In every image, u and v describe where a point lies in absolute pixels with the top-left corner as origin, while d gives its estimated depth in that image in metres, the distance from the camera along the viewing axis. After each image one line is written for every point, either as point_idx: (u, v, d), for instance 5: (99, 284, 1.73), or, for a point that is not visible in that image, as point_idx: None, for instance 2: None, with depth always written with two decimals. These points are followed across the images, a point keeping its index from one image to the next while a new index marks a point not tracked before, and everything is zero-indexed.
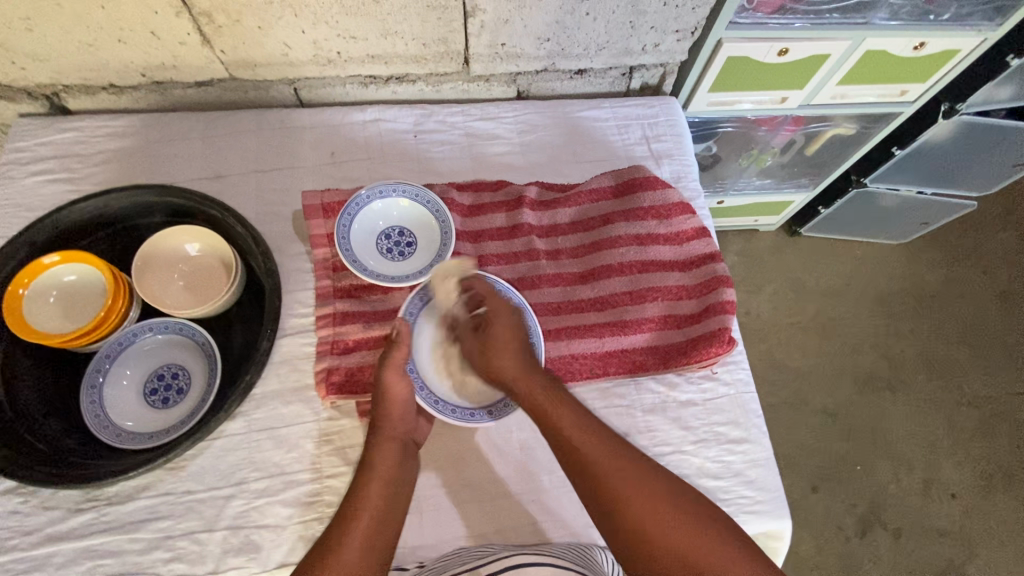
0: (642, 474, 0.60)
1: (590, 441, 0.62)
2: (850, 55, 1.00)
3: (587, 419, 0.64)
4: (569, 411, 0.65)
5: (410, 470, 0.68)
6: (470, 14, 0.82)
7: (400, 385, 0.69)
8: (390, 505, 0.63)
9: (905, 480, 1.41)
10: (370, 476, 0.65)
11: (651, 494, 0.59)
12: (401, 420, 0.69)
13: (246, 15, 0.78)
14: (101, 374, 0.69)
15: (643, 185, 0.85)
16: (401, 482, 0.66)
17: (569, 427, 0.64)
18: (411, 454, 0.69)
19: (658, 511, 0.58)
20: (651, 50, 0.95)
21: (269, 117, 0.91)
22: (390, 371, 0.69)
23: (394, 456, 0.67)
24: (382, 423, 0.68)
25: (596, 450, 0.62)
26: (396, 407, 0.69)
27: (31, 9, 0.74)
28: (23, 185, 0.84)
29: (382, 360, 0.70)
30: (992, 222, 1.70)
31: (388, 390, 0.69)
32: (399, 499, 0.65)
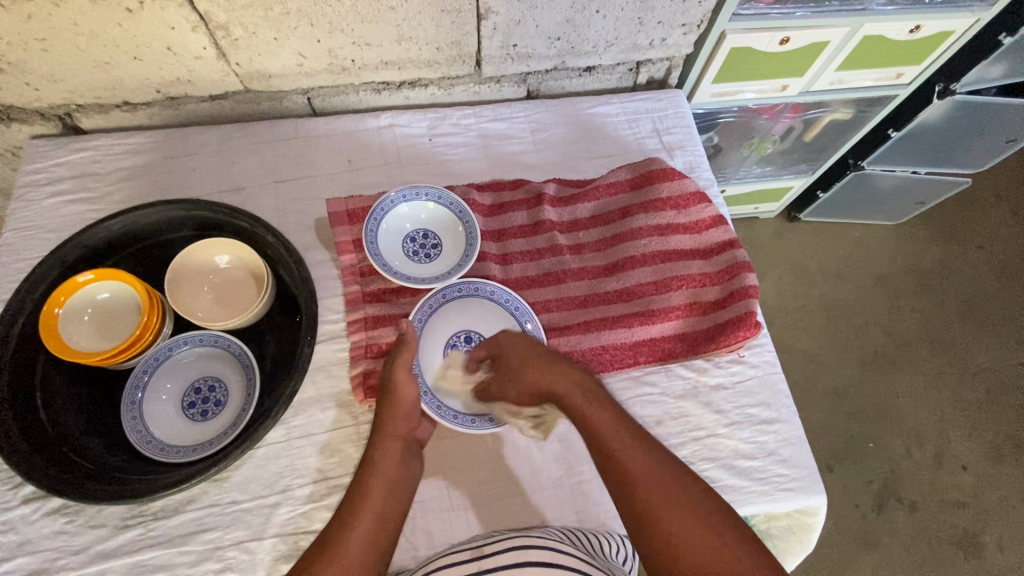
0: (675, 485, 0.58)
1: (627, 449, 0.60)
2: (848, 40, 1.02)
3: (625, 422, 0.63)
4: (610, 415, 0.64)
5: (412, 470, 0.67)
6: (484, 17, 0.83)
7: (409, 387, 0.69)
8: (390, 503, 0.62)
9: (917, 454, 1.44)
10: (373, 472, 0.64)
11: (683, 505, 0.56)
12: (406, 419, 0.68)
13: (263, 26, 0.78)
14: (140, 389, 0.70)
15: (660, 177, 0.86)
16: (404, 481, 0.65)
17: (609, 432, 0.62)
18: (413, 453, 0.68)
19: (688, 520, 0.55)
20: (657, 45, 0.96)
21: (284, 127, 0.92)
22: (400, 372, 0.69)
23: (395, 455, 0.66)
24: (387, 421, 0.68)
25: (631, 456, 0.60)
26: (402, 407, 0.68)
27: (48, 30, 0.74)
28: (41, 207, 0.84)
29: (392, 361, 0.70)
30: (984, 199, 1.74)
31: (397, 390, 0.69)
32: (400, 498, 0.64)
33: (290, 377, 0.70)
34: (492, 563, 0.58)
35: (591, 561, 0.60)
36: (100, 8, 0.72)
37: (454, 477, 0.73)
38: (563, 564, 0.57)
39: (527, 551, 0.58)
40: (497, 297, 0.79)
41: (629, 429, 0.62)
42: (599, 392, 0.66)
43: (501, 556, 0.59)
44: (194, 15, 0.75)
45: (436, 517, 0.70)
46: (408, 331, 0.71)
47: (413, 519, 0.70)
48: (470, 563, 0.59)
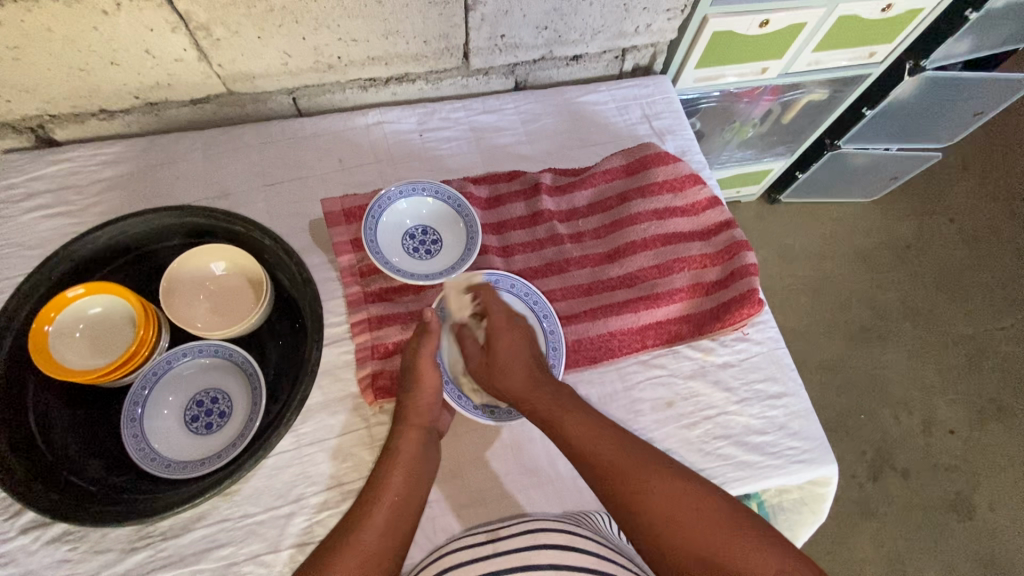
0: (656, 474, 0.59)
1: (596, 441, 0.62)
2: (825, 21, 1.04)
3: (594, 420, 0.65)
4: (580, 419, 0.65)
5: (431, 459, 0.66)
6: (471, 7, 0.82)
7: (431, 374, 0.69)
8: (410, 494, 0.62)
9: (906, 421, 1.48)
10: (394, 464, 0.64)
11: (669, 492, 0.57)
12: (428, 410, 0.68)
13: (246, 25, 0.76)
14: (139, 405, 0.66)
15: (654, 162, 0.87)
16: (423, 472, 0.65)
17: (582, 435, 0.64)
18: (434, 444, 0.68)
19: (680, 507, 0.56)
20: (643, 31, 0.97)
21: (270, 128, 0.89)
22: (423, 360, 0.69)
23: (416, 445, 0.66)
24: (408, 412, 0.67)
25: (602, 447, 0.62)
26: (424, 397, 0.68)
27: (20, 38, 0.71)
28: (19, 223, 0.80)
29: (416, 348, 0.70)
30: (953, 172, 1.81)
31: (420, 378, 0.68)
32: (418, 490, 0.63)
33: (301, 382, 0.70)
34: (507, 545, 0.57)
35: (607, 544, 0.59)
36: (74, 12, 0.70)
37: (472, 474, 0.72)
38: (580, 547, 0.56)
39: (544, 533, 0.58)
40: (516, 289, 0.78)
41: (597, 425, 0.64)
42: (564, 398, 0.67)
43: (516, 539, 0.58)
44: (174, 15, 0.73)
45: (457, 514, 0.69)
46: (429, 321, 0.70)
47: (433, 519, 0.69)
48: (483, 546, 0.59)
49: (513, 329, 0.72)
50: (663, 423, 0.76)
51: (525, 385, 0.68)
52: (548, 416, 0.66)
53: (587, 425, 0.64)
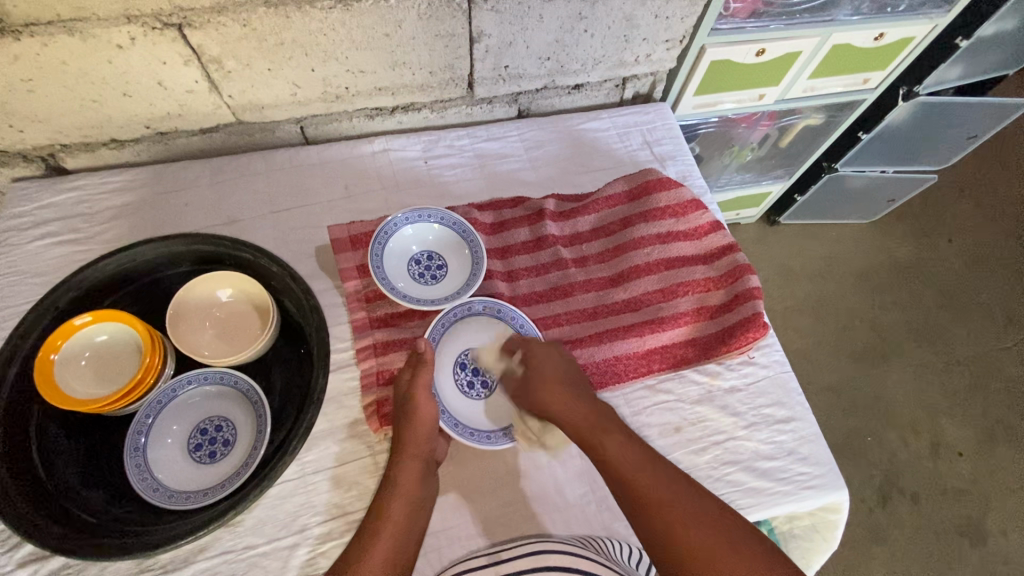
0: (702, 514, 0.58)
1: (638, 470, 0.62)
2: (818, 51, 1.07)
3: (635, 445, 0.65)
4: (623, 443, 0.65)
5: (430, 490, 0.66)
6: (475, 40, 0.84)
7: (429, 404, 0.69)
8: (412, 523, 0.63)
9: (914, 444, 1.47)
10: (395, 495, 0.64)
11: (702, 524, 0.58)
12: (425, 440, 0.67)
13: (257, 57, 0.78)
14: (143, 435, 0.66)
15: (657, 187, 0.88)
16: (422, 502, 0.65)
17: (622, 458, 0.64)
18: (432, 473, 0.68)
19: (713, 540, 0.57)
20: (643, 61, 0.99)
21: (277, 155, 0.91)
22: (420, 390, 0.69)
23: (416, 475, 0.65)
24: (406, 443, 0.66)
25: (647, 476, 0.62)
26: (422, 427, 0.67)
27: (35, 71, 0.73)
28: (27, 251, 0.81)
29: (413, 378, 0.70)
30: (949, 194, 1.83)
31: (418, 408, 0.68)
32: (417, 521, 0.63)
33: (305, 412, 0.69)
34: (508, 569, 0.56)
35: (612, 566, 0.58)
36: (88, 45, 0.72)
37: (477, 502, 0.70)
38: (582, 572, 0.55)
39: (546, 556, 0.57)
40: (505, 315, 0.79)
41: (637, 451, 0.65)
42: (608, 420, 0.68)
43: (517, 564, 0.57)
44: (187, 49, 0.75)
45: (463, 545, 0.68)
46: (424, 350, 0.71)
47: (439, 550, 0.67)
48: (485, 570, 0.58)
49: (550, 349, 0.75)
50: (670, 448, 0.75)
51: (575, 403, 0.70)
52: (585, 430, 0.67)
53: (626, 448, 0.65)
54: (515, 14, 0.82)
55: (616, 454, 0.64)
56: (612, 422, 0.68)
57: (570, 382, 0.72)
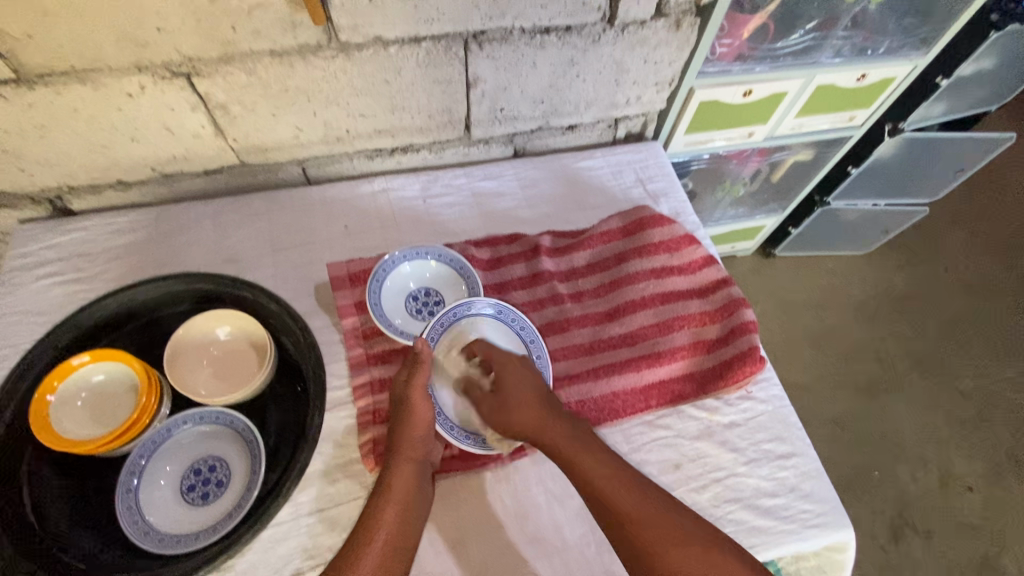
0: (679, 536, 0.59)
1: (617, 489, 0.62)
2: (804, 91, 1.11)
3: (614, 464, 0.64)
4: (602, 462, 0.64)
5: (424, 494, 0.66)
6: (472, 85, 0.88)
7: (424, 405, 0.68)
8: (406, 529, 0.63)
9: (922, 478, 1.44)
10: (388, 500, 0.64)
11: (689, 549, 0.58)
12: (421, 443, 0.68)
13: (262, 103, 0.82)
14: (135, 476, 0.65)
15: (650, 224, 0.89)
16: (417, 509, 0.65)
17: (601, 478, 0.62)
18: (427, 477, 0.68)
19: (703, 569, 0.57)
20: (634, 102, 1.02)
21: (279, 196, 0.93)
22: (415, 391, 0.68)
23: (410, 478, 0.66)
24: (403, 444, 0.67)
25: (626, 498, 0.61)
26: (417, 430, 0.67)
27: (47, 117, 0.76)
28: (30, 291, 0.82)
29: (408, 380, 0.69)
30: (941, 225, 1.85)
31: (413, 410, 0.68)
32: (412, 526, 0.64)
33: (301, 450, 0.70)
34: None
35: None
36: (101, 94, 0.75)
37: (475, 543, 0.69)
38: None
39: None
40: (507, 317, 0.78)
41: (619, 473, 0.63)
42: (590, 441, 0.66)
43: None
44: (194, 96, 0.78)
45: None
46: (423, 351, 0.69)
47: None
48: None
49: (521, 368, 0.69)
50: (671, 486, 0.74)
51: (538, 421, 0.66)
52: (564, 455, 0.64)
53: (607, 472, 0.63)
54: (509, 61, 0.86)
55: (597, 476, 0.63)
56: (591, 441, 0.66)
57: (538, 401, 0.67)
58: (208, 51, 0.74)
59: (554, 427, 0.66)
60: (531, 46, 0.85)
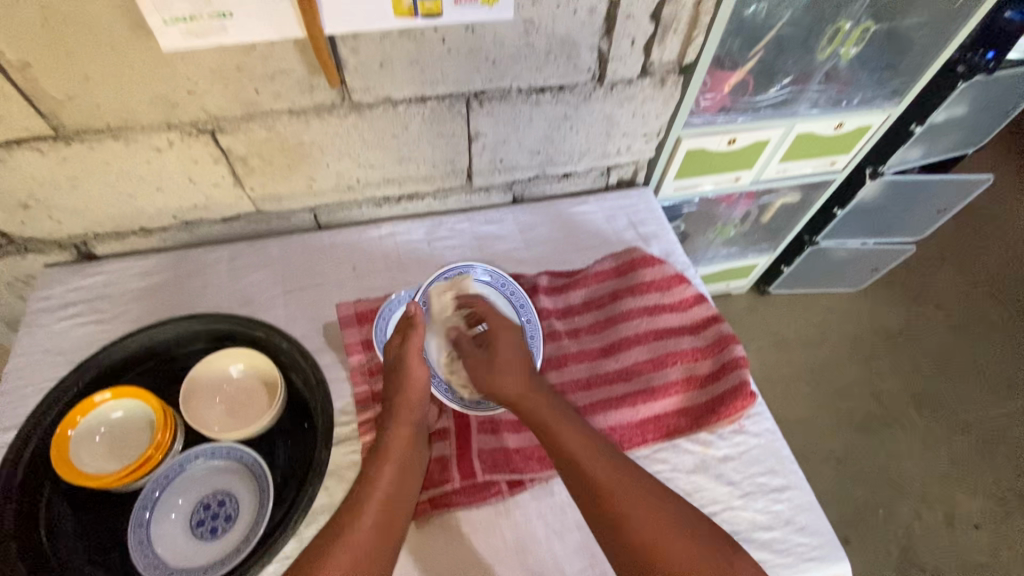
0: (648, 501, 0.65)
1: (587, 455, 0.68)
2: (786, 138, 1.18)
3: (586, 433, 0.71)
4: (574, 429, 0.70)
5: (417, 454, 0.72)
6: (473, 139, 0.95)
7: (420, 368, 0.75)
8: (401, 486, 0.69)
9: (927, 515, 1.43)
10: (384, 460, 0.69)
11: (655, 514, 0.64)
12: (417, 406, 0.74)
13: (278, 156, 0.88)
14: (147, 510, 0.67)
15: (641, 263, 0.94)
16: (412, 470, 0.71)
17: (573, 443, 0.69)
18: (422, 439, 0.74)
19: (669, 530, 0.63)
20: (625, 151, 1.09)
21: (290, 240, 0.99)
22: (413, 354, 0.76)
23: (406, 439, 0.72)
24: (400, 405, 0.73)
25: (596, 466, 0.67)
26: (414, 391, 0.74)
27: (81, 170, 0.83)
28: (52, 331, 0.86)
29: (405, 342, 0.76)
30: (931, 263, 1.90)
31: (411, 372, 0.75)
32: (409, 483, 0.70)
33: (307, 486, 0.72)
34: None
35: None
36: (132, 149, 0.82)
37: None
38: None
39: None
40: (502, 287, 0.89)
41: (595, 444, 0.69)
42: (563, 410, 0.73)
43: None
44: (217, 150, 0.85)
45: None
46: (414, 314, 0.77)
47: None
48: None
49: (513, 333, 0.81)
50: None
51: (523, 387, 0.74)
52: (538, 418, 0.72)
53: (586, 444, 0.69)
54: (507, 116, 0.93)
55: (571, 443, 0.69)
56: (566, 411, 0.73)
57: (521, 365, 0.77)
58: (232, 110, 0.81)
59: (534, 392, 0.74)
60: (528, 104, 0.92)
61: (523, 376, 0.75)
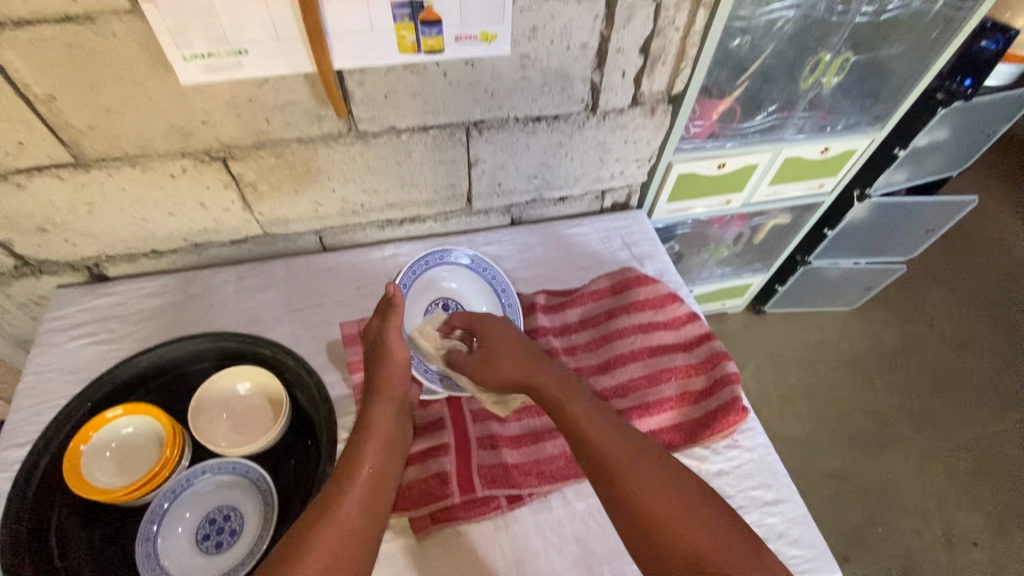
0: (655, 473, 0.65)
1: (596, 429, 0.70)
2: (774, 162, 1.23)
3: (596, 410, 0.73)
4: (586, 406, 0.73)
5: (401, 430, 0.77)
6: (473, 165, 1.00)
7: (399, 346, 0.80)
8: (386, 460, 0.72)
9: (927, 533, 1.43)
10: (369, 435, 0.73)
11: (664, 487, 0.64)
12: (398, 382, 0.79)
13: (287, 182, 0.92)
14: (155, 525, 0.69)
15: (636, 283, 0.97)
16: (396, 445, 0.75)
17: (584, 417, 0.72)
18: (404, 416, 0.79)
19: (677, 503, 0.63)
20: (618, 176, 1.14)
21: (296, 262, 1.02)
22: (391, 331, 0.80)
23: (389, 415, 0.76)
24: (384, 381, 0.78)
25: (606, 439, 0.69)
26: (395, 368, 0.79)
27: (97, 195, 0.87)
28: (64, 350, 0.89)
29: (384, 322, 0.81)
30: (922, 282, 1.94)
31: (390, 350, 0.80)
32: (393, 456, 0.73)
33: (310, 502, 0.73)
34: None
35: None
36: (147, 175, 0.86)
37: None
38: None
39: None
40: (480, 268, 0.98)
41: (603, 419, 0.71)
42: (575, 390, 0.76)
43: None
44: (229, 176, 0.89)
45: None
46: (393, 295, 0.80)
47: None
48: None
49: (501, 325, 0.86)
50: None
51: (526, 368, 0.79)
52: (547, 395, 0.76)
53: (592, 414, 0.72)
54: (505, 144, 0.98)
55: (580, 418, 0.72)
56: (578, 391, 0.76)
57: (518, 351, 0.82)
58: (244, 139, 0.85)
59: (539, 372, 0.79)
60: (525, 131, 0.97)
61: (523, 360, 0.81)
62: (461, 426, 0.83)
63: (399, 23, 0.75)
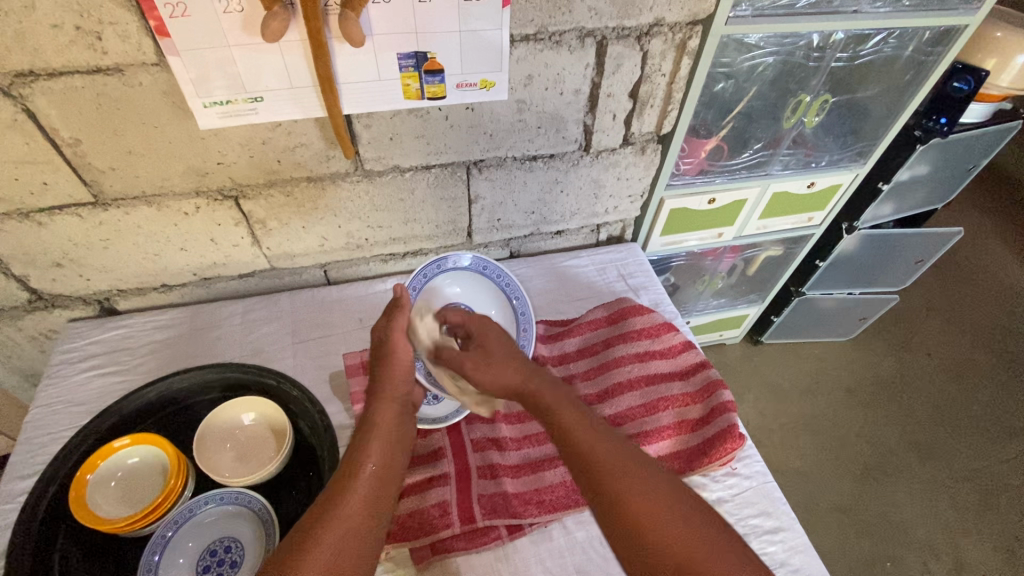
0: (645, 478, 0.65)
1: (587, 435, 0.69)
2: (762, 197, 1.28)
3: (588, 416, 0.72)
4: (577, 412, 0.72)
5: (405, 426, 0.78)
6: (473, 201, 1.04)
7: (403, 348, 0.82)
8: (391, 456, 0.73)
9: (936, 568, 1.40)
10: (375, 432, 0.74)
11: (652, 493, 0.64)
12: (402, 383, 0.81)
13: (294, 219, 0.97)
14: (156, 556, 0.69)
15: (632, 312, 1.00)
16: (401, 439, 0.76)
17: (575, 424, 0.70)
18: (409, 413, 0.80)
19: (665, 507, 0.63)
20: (612, 211, 1.18)
21: (302, 295, 1.05)
22: (397, 334, 0.82)
23: (393, 412, 0.77)
24: (387, 381, 0.79)
25: (598, 445, 0.68)
26: (398, 368, 0.80)
27: (113, 233, 0.90)
28: (71, 382, 0.91)
29: (389, 323, 0.83)
30: (916, 312, 1.97)
31: (394, 351, 0.82)
32: (397, 453, 0.74)
33: None
34: None
35: None
36: (162, 213, 0.90)
37: None
38: None
39: None
40: (492, 273, 0.97)
41: (595, 424, 0.71)
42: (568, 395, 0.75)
43: None
44: (240, 214, 0.94)
45: None
46: (401, 297, 0.84)
47: None
48: None
49: (485, 323, 0.85)
50: None
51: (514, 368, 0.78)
52: (538, 397, 0.75)
53: (584, 419, 0.71)
54: (504, 181, 1.03)
55: (573, 425, 0.70)
56: (572, 398, 0.75)
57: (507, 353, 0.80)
58: (256, 178, 0.90)
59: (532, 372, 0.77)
60: (522, 169, 1.02)
61: (512, 363, 0.78)
62: (461, 455, 0.85)
63: (404, 73, 0.81)
